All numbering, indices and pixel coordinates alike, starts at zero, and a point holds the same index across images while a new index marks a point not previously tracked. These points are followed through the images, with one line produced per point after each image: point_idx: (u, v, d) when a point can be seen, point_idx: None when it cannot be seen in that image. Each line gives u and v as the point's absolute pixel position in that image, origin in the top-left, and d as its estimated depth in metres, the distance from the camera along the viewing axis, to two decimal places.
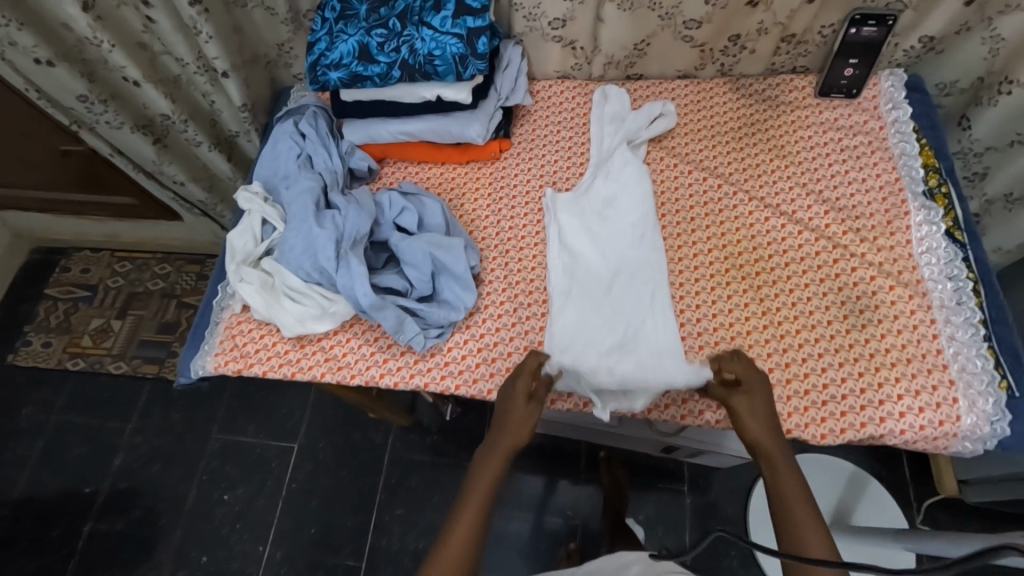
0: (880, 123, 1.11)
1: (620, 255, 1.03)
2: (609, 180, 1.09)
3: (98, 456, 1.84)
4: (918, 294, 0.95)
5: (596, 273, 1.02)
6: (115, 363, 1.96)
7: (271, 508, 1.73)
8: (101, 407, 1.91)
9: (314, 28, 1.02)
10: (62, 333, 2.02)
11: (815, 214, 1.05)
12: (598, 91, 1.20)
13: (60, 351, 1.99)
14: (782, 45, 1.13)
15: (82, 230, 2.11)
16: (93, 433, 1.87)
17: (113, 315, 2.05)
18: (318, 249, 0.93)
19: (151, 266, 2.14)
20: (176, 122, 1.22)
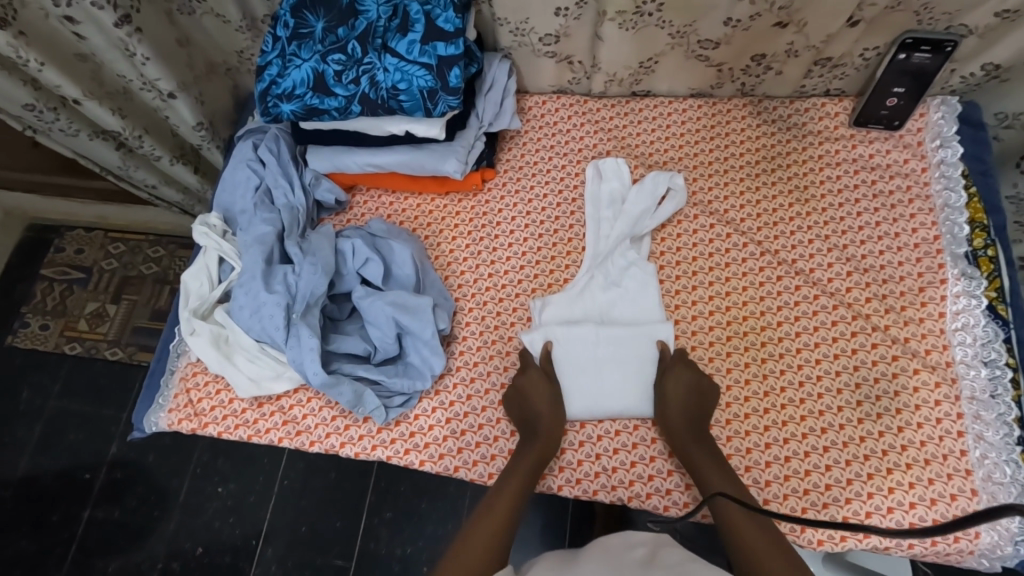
0: (922, 164, 0.96)
1: (624, 382, 0.89)
2: (608, 282, 0.95)
3: (92, 444, 1.63)
4: (945, 382, 0.83)
5: (601, 401, 0.88)
6: (110, 350, 1.74)
7: (263, 503, 1.52)
8: (97, 397, 1.68)
9: (264, 48, 0.88)
10: (58, 316, 1.79)
11: (836, 274, 0.92)
12: (592, 166, 1.03)
13: (57, 334, 1.76)
14: (815, 68, 0.96)
15: (74, 210, 1.86)
16: (84, 420, 1.66)
17: (107, 300, 1.80)
18: (268, 316, 0.84)
19: (144, 249, 1.88)
20: (130, 138, 1.11)
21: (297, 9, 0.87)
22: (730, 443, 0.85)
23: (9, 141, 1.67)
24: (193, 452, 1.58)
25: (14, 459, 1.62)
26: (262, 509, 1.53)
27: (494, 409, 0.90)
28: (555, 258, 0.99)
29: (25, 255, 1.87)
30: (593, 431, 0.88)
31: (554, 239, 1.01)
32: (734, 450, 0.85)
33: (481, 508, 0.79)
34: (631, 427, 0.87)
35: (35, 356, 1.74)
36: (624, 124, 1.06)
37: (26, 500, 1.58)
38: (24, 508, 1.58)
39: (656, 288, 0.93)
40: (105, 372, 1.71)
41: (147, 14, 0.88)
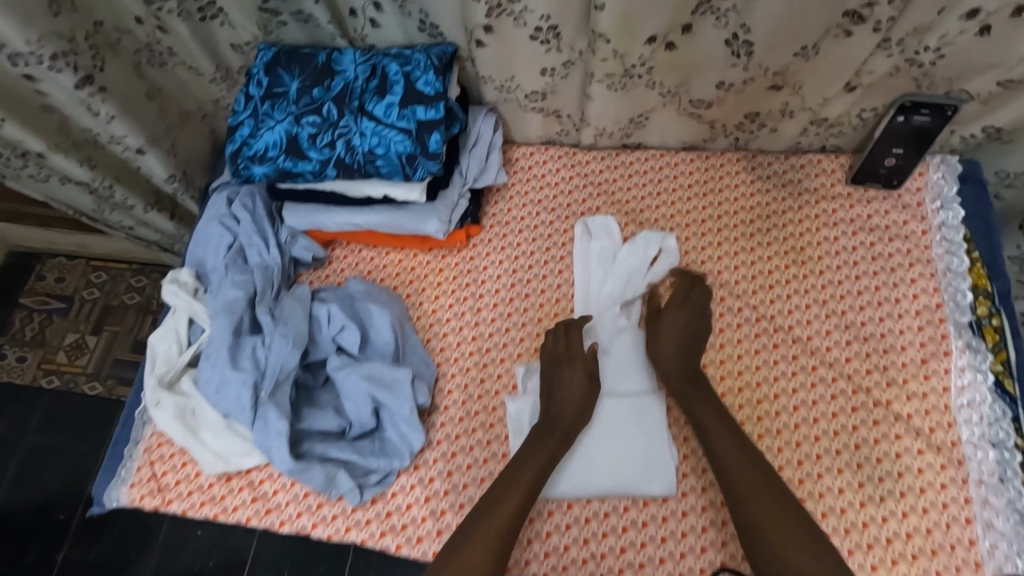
0: (923, 227, 0.92)
1: (613, 456, 0.83)
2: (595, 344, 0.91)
3: (67, 482, 1.46)
4: (951, 464, 0.79)
5: (591, 477, 0.82)
6: (89, 384, 1.56)
7: None
8: (75, 431, 1.51)
9: (236, 107, 0.84)
10: (37, 347, 1.61)
11: (834, 343, 0.88)
12: (581, 223, 0.98)
13: (34, 365, 1.58)
14: (811, 128, 0.92)
15: (53, 237, 1.67)
16: (60, 458, 1.48)
17: (89, 330, 1.62)
18: (233, 396, 0.79)
19: (128, 276, 1.69)
20: (100, 188, 1.06)
21: (271, 66, 0.83)
22: (725, 528, 0.80)
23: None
24: None
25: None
26: None
27: (476, 487, 0.85)
28: (542, 320, 0.95)
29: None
30: (580, 513, 0.82)
31: (541, 300, 0.96)
32: (729, 536, 0.79)
33: (481, 501, 0.78)
34: (621, 509, 0.82)
35: (12, 389, 1.56)
36: (614, 177, 1.02)
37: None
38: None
39: (644, 356, 0.90)
40: (84, 406, 1.54)
41: (112, 72, 0.84)
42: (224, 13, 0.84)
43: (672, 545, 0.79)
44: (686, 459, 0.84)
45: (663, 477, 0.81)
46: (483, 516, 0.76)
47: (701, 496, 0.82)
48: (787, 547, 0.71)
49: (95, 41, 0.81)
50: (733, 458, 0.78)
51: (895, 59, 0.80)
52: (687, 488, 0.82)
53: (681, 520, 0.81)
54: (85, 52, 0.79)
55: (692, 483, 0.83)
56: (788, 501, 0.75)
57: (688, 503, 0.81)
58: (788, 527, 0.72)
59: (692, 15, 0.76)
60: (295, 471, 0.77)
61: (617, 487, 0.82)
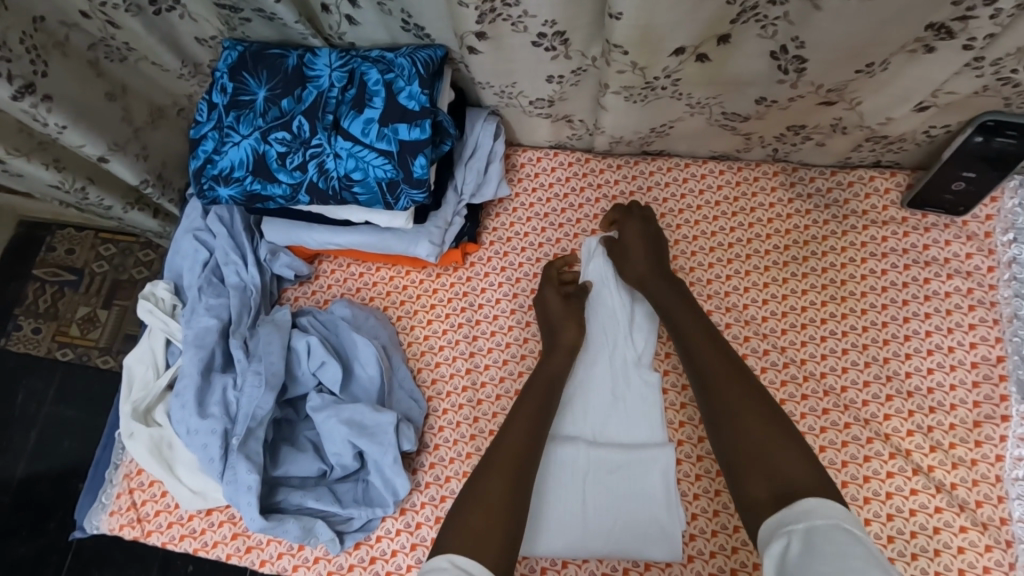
0: (989, 263, 0.79)
1: (616, 517, 0.75)
2: (607, 385, 0.82)
3: (85, 453, 1.35)
4: (998, 546, 0.70)
5: (589, 540, 0.74)
6: (103, 357, 1.41)
7: None
8: (92, 404, 1.39)
9: (198, 117, 0.74)
10: (50, 319, 1.46)
11: (872, 397, 0.77)
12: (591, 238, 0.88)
13: (49, 338, 1.45)
14: (866, 144, 0.78)
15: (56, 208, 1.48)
16: (79, 432, 1.37)
17: (99, 304, 1.46)
18: (201, 444, 0.74)
19: (135, 250, 1.51)
20: (71, 191, 0.97)
21: (235, 70, 0.72)
22: (735, 555, 0.74)
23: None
24: None
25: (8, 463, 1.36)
26: None
27: None
28: None
29: (9, 256, 1.52)
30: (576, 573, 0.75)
31: None
32: None
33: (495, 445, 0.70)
34: (621, 571, 0.75)
35: (26, 361, 1.43)
36: (631, 189, 0.90)
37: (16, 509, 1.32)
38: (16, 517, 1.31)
39: (658, 404, 0.80)
40: (101, 382, 1.41)
41: (59, 76, 0.74)
42: (182, 5, 0.73)
43: None
44: (694, 519, 0.76)
45: (667, 543, 0.73)
46: (494, 453, 0.69)
47: (709, 562, 0.74)
48: (767, 445, 0.62)
49: (36, 41, 0.71)
50: (722, 383, 0.68)
51: (983, 81, 0.65)
52: (694, 552, 0.75)
53: None
54: (22, 56, 0.70)
55: (700, 546, 0.75)
56: (772, 410, 0.65)
57: (694, 569, 0.74)
58: (768, 435, 0.62)
59: (732, 24, 0.62)
60: (268, 527, 0.72)
61: (617, 552, 0.74)
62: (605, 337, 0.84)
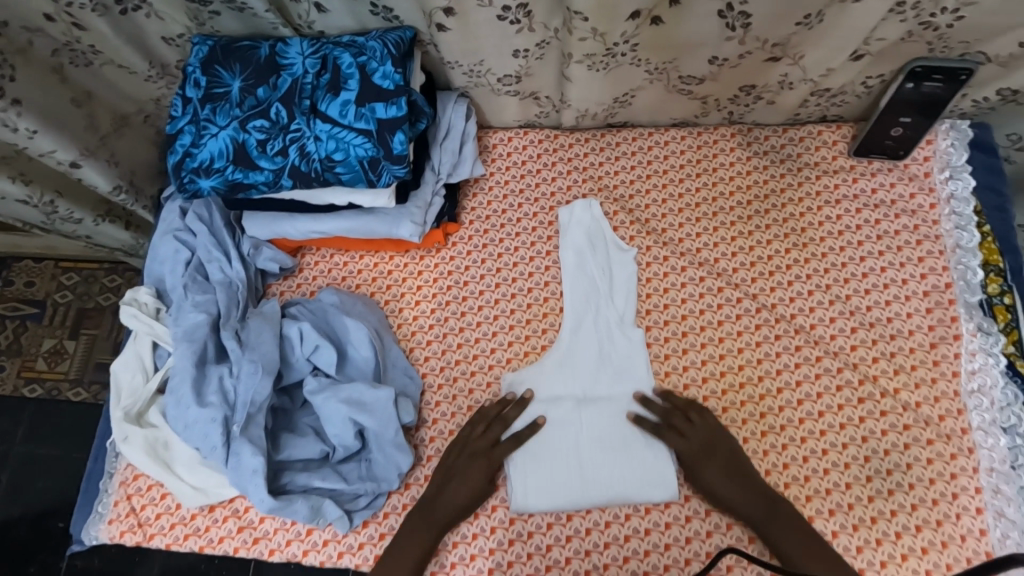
0: (931, 200, 0.86)
1: (609, 466, 0.79)
2: (593, 345, 0.86)
3: (64, 489, 1.35)
4: (962, 453, 0.76)
5: (588, 487, 0.78)
6: (74, 390, 1.42)
7: None
8: (67, 439, 1.38)
9: (174, 113, 0.75)
10: (13, 356, 1.45)
11: (839, 330, 0.83)
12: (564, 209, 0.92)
13: (15, 375, 1.43)
14: (811, 99, 0.85)
15: (11, 242, 1.48)
16: (54, 467, 1.36)
17: (66, 335, 1.46)
18: (201, 434, 0.74)
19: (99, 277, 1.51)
20: (40, 204, 0.96)
21: (208, 64, 0.74)
22: None
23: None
24: None
25: None
26: None
27: None
28: (531, 321, 0.89)
29: None
30: (580, 525, 0.78)
31: (528, 300, 0.90)
32: (735, 540, 0.76)
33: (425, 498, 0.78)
34: (623, 517, 0.78)
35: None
36: (600, 160, 0.95)
37: None
38: None
39: (644, 359, 0.84)
40: (72, 416, 1.40)
41: (26, 82, 0.75)
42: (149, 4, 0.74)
43: (676, 552, 0.76)
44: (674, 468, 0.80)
45: (663, 484, 0.78)
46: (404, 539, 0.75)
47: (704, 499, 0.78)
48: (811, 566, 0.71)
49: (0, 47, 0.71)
50: (780, 538, 0.73)
51: (908, 25, 0.72)
52: (691, 492, 0.79)
53: (686, 525, 0.77)
54: None
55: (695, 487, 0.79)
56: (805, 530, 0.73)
57: (691, 507, 0.78)
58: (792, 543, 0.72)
59: None
60: (277, 507, 0.72)
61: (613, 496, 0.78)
62: (587, 297, 0.88)
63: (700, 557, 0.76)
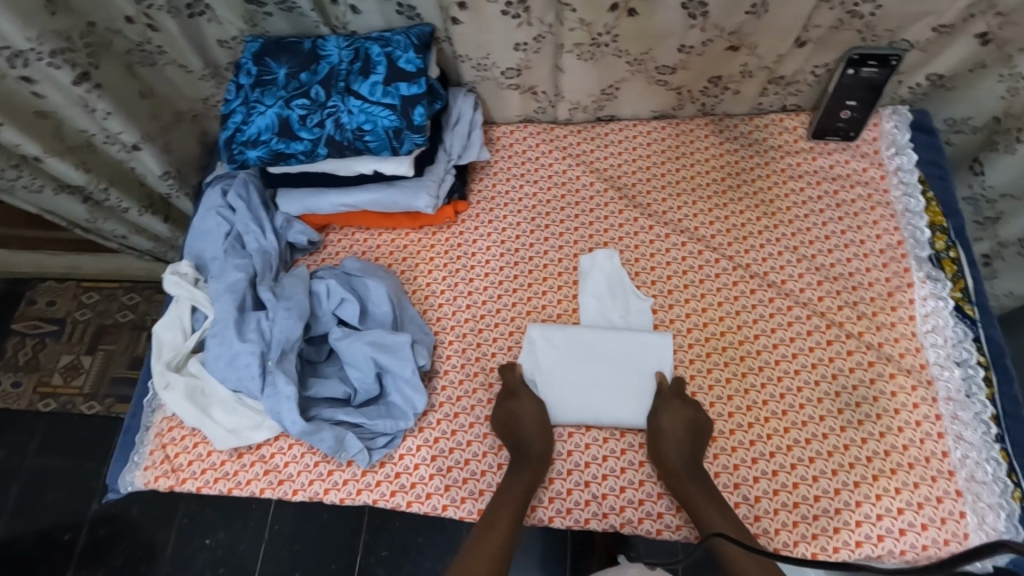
0: (880, 172, 0.99)
1: (616, 380, 0.89)
2: (602, 318, 0.95)
3: (71, 503, 1.39)
4: (921, 385, 0.84)
5: (600, 406, 0.87)
6: (87, 403, 1.49)
7: (253, 554, 1.32)
8: (78, 451, 1.44)
9: (227, 97, 0.88)
10: (30, 371, 1.53)
11: (807, 284, 0.93)
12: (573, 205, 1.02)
13: (30, 390, 1.51)
14: (770, 86, 1.00)
15: (40, 260, 1.60)
16: (62, 478, 1.41)
17: (83, 351, 1.55)
18: (243, 366, 0.85)
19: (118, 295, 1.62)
20: (95, 192, 1.07)
21: (259, 56, 0.87)
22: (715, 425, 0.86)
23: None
24: (180, 500, 1.37)
25: None
26: (252, 561, 1.32)
27: (483, 426, 0.89)
28: (532, 284, 0.98)
29: None
30: (580, 459, 0.86)
31: (530, 266, 1.00)
32: (722, 468, 0.84)
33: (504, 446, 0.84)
34: (619, 451, 0.86)
35: (7, 414, 1.48)
36: (592, 148, 1.07)
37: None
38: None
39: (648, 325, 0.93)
40: (84, 428, 1.47)
41: (106, 71, 0.88)
42: (212, 9, 0.88)
43: None
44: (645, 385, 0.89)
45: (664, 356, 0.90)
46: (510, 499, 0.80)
47: None
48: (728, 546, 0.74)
49: (89, 42, 0.85)
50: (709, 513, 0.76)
51: (836, 11, 0.86)
52: None
53: None
54: (80, 50, 0.84)
55: None
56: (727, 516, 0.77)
57: None
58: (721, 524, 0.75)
59: None
60: (307, 432, 0.83)
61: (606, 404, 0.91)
62: (601, 276, 0.97)
63: None
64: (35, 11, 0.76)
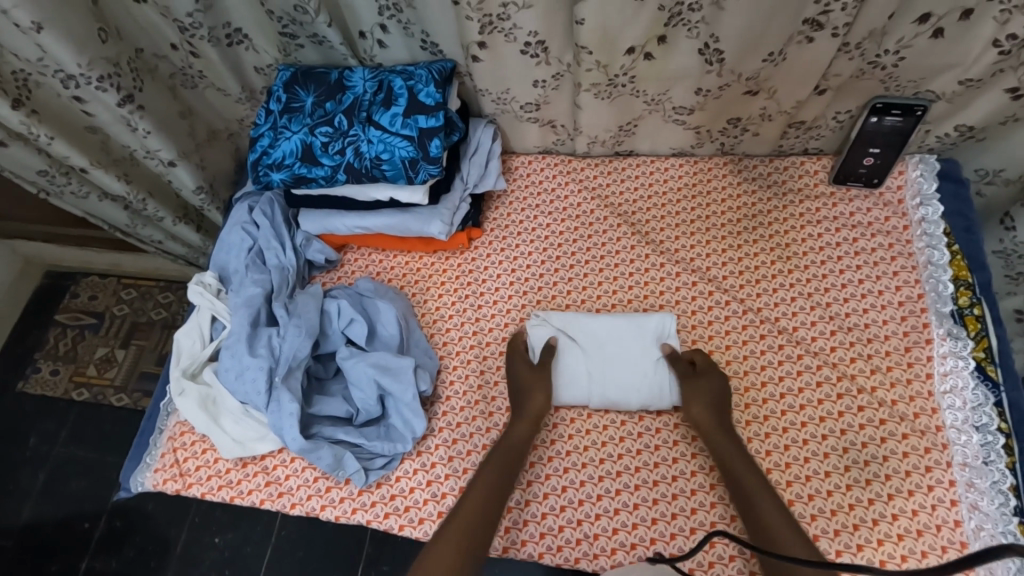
0: (904, 222, 0.96)
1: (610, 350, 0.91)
2: None
3: (95, 492, 1.45)
4: (935, 447, 0.81)
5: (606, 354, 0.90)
6: (117, 395, 1.56)
7: (260, 556, 1.35)
8: (104, 443, 1.51)
9: (258, 121, 0.92)
10: (69, 361, 1.61)
11: (820, 333, 0.91)
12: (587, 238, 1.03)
13: (67, 379, 1.59)
14: (790, 130, 0.99)
15: (88, 257, 1.69)
16: (88, 468, 1.48)
17: (117, 345, 1.63)
18: (251, 380, 0.89)
19: (155, 294, 1.70)
20: (134, 201, 1.14)
21: (289, 85, 0.92)
22: (713, 472, 0.85)
23: (5, 190, 1.51)
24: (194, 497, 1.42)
25: (17, 506, 1.45)
26: (257, 564, 1.35)
27: (479, 454, 0.89)
28: None
29: (41, 304, 1.70)
30: (574, 496, 0.85)
31: (539, 296, 1.00)
32: (718, 518, 0.82)
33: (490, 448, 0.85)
34: (614, 491, 0.85)
35: (44, 402, 1.57)
36: (608, 182, 1.07)
37: (24, 551, 1.40)
38: (23, 557, 1.40)
39: None
40: (111, 419, 1.54)
41: (149, 93, 0.94)
42: (249, 39, 0.94)
43: (661, 526, 0.83)
44: (643, 419, 0.89)
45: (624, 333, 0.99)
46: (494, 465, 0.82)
47: (690, 479, 0.85)
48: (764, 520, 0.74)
49: (135, 66, 0.92)
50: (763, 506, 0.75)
51: (858, 61, 0.86)
52: (677, 472, 0.85)
53: (672, 502, 0.84)
54: (127, 74, 0.90)
55: (682, 468, 0.86)
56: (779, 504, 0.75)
57: (677, 486, 0.84)
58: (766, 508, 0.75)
59: (665, 26, 0.83)
60: (306, 449, 0.85)
61: (608, 405, 0.89)
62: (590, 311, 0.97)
63: (685, 533, 0.82)
64: (88, 39, 0.82)
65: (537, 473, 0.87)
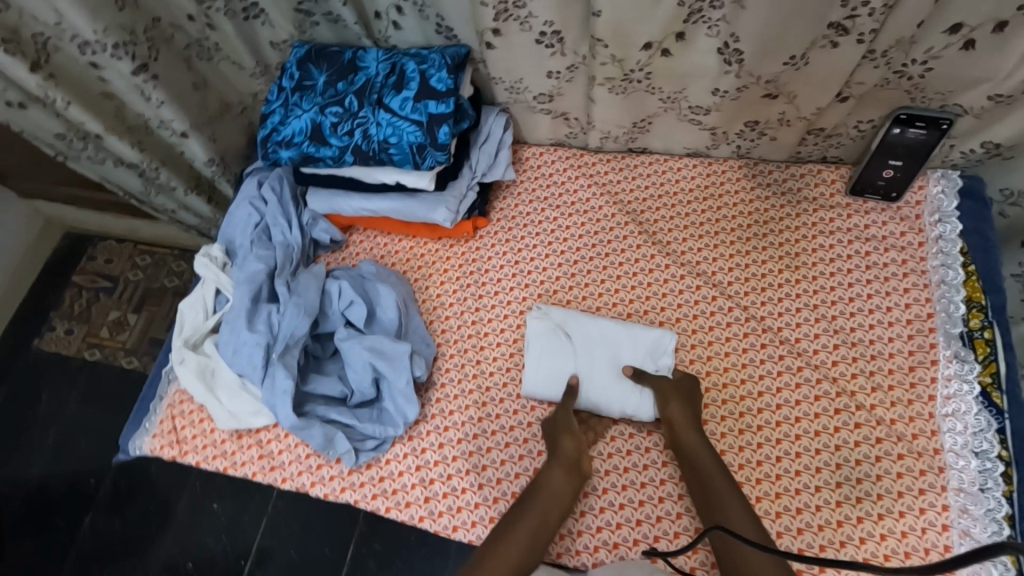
0: (919, 239, 0.93)
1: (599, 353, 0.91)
2: None
3: (102, 451, 1.49)
4: (932, 470, 0.80)
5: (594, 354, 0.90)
6: (126, 358, 1.59)
7: (255, 525, 1.37)
8: (113, 404, 1.54)
9: (269, 97, 0.92)
10: (83, 321, 1.65)
11: (822, 346, 0.89)
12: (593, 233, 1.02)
13: (81, 338, 1.63)
14: (808, 137, 0.97)
15: (105, 222, 1.72)
16: (96, 427, 1.52)
17: (130, 309, 1.66)
18: (248, 355, 0.90)
19: (168, 261, 1.73)
20: (147, 170, 1.15)
21: (303, 62, 0.92)
22: None
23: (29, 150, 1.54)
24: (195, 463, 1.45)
25: (26, 459, 1.49)
26: (252, 532, 1.37)
27: (470, 443, 0.89)
28: None
29: (59, 264, 1.73)
30: None
31: (540, 290, 1.00)
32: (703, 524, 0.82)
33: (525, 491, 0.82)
34: (601, 490, 0.85)
35: (57, 361, 1.60)
36: (619, 178, 1.06)
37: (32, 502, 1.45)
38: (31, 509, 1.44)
39: None
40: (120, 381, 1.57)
41: (165, 63, 0.95)
42: (265, 14, 0.94)
43: (646, 528, 0.82)
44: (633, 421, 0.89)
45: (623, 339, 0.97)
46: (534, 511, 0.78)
47: (678, 484, 0.84)
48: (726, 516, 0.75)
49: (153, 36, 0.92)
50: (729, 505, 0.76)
51: (882, 70, 0.83)
52: (666, 476, 0.85)
53: (658, 505, 0.83)
54: (143, 44, 0.90)
55: (671, 472, 0.85)
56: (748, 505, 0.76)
57: (665, 490, 0.84)
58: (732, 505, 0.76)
59: (685, 23, 0.82)
60: (298, 427, 0.86)
61: (594, 406, 0.89)
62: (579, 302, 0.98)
63: (669, 536, 0.82)
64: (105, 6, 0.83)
65: (525, 467, 0.88)
